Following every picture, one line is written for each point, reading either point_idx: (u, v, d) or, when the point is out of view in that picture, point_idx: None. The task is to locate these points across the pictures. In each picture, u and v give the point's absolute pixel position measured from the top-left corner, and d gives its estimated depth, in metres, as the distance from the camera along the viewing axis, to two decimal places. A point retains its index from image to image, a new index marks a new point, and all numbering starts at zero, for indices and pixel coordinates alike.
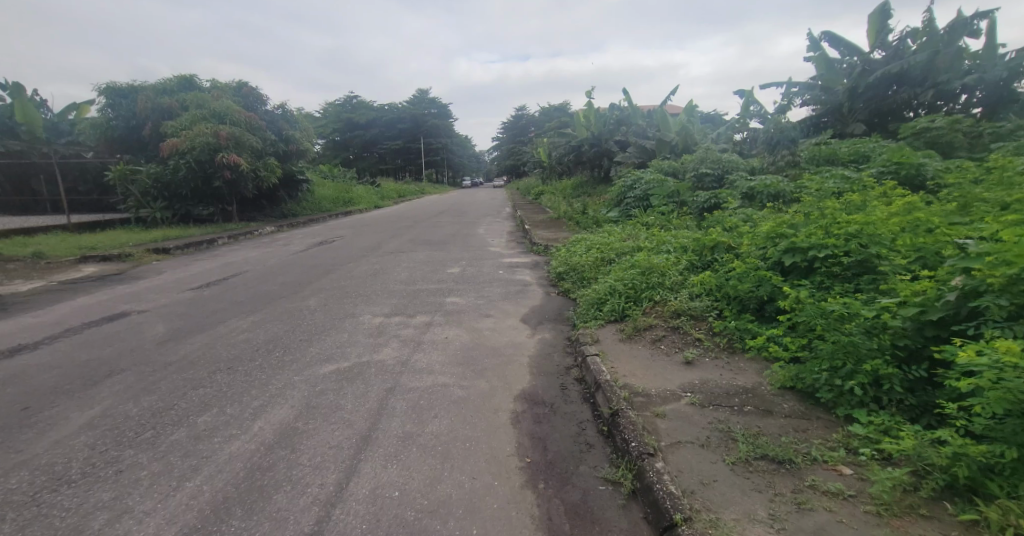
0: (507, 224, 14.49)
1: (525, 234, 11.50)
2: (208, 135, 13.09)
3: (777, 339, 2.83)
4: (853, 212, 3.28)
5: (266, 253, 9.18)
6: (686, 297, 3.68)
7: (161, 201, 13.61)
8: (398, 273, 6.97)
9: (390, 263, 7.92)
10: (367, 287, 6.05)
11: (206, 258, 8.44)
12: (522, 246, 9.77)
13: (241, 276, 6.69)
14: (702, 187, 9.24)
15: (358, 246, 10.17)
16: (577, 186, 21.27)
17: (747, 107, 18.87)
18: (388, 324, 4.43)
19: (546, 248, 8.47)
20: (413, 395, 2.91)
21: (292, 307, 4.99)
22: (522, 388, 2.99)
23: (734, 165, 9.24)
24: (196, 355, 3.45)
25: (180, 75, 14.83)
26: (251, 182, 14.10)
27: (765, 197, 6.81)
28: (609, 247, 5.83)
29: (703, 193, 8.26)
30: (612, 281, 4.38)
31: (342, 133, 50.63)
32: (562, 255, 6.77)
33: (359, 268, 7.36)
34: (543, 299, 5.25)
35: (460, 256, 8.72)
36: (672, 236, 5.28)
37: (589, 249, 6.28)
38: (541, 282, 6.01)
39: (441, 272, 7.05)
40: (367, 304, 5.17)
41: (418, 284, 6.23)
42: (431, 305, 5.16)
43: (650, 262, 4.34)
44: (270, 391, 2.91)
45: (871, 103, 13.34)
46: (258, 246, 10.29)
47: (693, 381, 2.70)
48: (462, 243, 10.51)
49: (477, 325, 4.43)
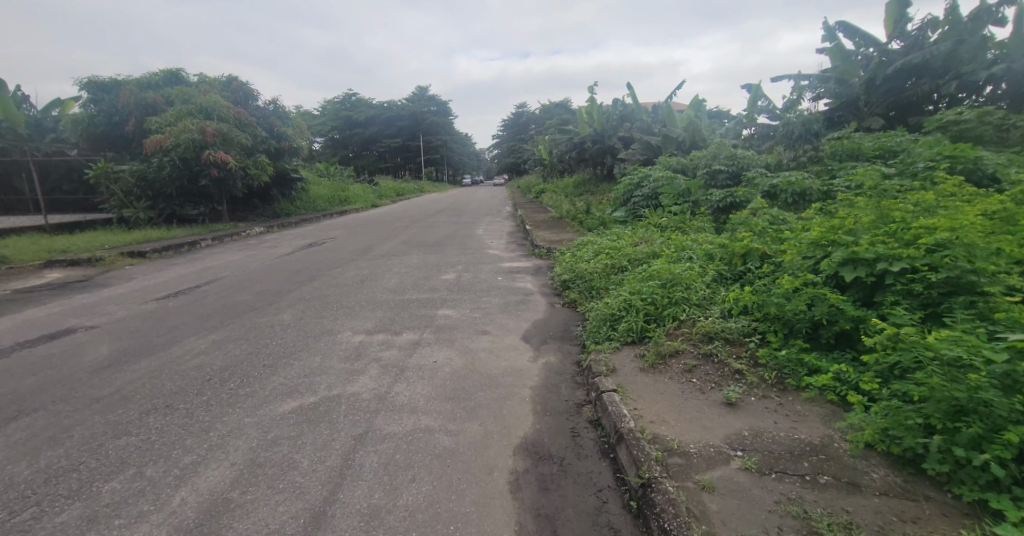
0: (507, 224, 13.94)
1: (526, 235, 10.94)
2: (195, 132, 12.57)
3: (845, 377, 2.24)
4: (929, 214, 2.69)
5: (250, 257, 8.63)
6: (718, 317, 3.10)
7: (145, 200, 13.04)
8: (387, 280, 6.39)
9: (381, 267, 7.35)
10: (352, 297, 5.47)
11: (184, 263, 7.89)
12: (523, 248, 9.20)
13: (216, 284, 6.13)
14: (715, 185, 8.69)
15: (349, 249, 9.61)
16: (579, 185, 20.67)
17: (756, 102, 18.33)
18: (369, 345, 3.86)
19: (549, 251, 7.92)
20: (388, 447, 2.33)
21: (262, 322, 4.42)
22: (523, 436, 2.42)
23: (750, 161, 8.67)
24: (131, 388, 2.88)
25: (166, 69, 14.29)
26: (240, 180, 13.57)
27: (791, 195, 6.24)
28: (621, 252, 5.27)
29: (717, 191, 7.75)
30: (627, 293, 3.82)
31: (341, 131, 50.04)
32: (568, 259, 6.20)
33: (346, 274, 6.80)
34: (546, 313, 4.68)
35: (456, 259, 8.14)
36: (693, 241, 4.71)
37: (598, 253, 5.72)
38: (544, 291, 5.44)
39: (434, 279, 6.48)
40: (348, 318, 4.60)
41: (408, 293, 5.66)
42: (420, 319, 4.60)
43: (671, 272, 3.77)
44: (209, 441, 2.33)
45: (889, 95, 12.83)
46: (243, 249, 9.73)
47: (741, 431, 2.11)
48: (459, 245, 9.94)
49: (471, 345, 3.86)
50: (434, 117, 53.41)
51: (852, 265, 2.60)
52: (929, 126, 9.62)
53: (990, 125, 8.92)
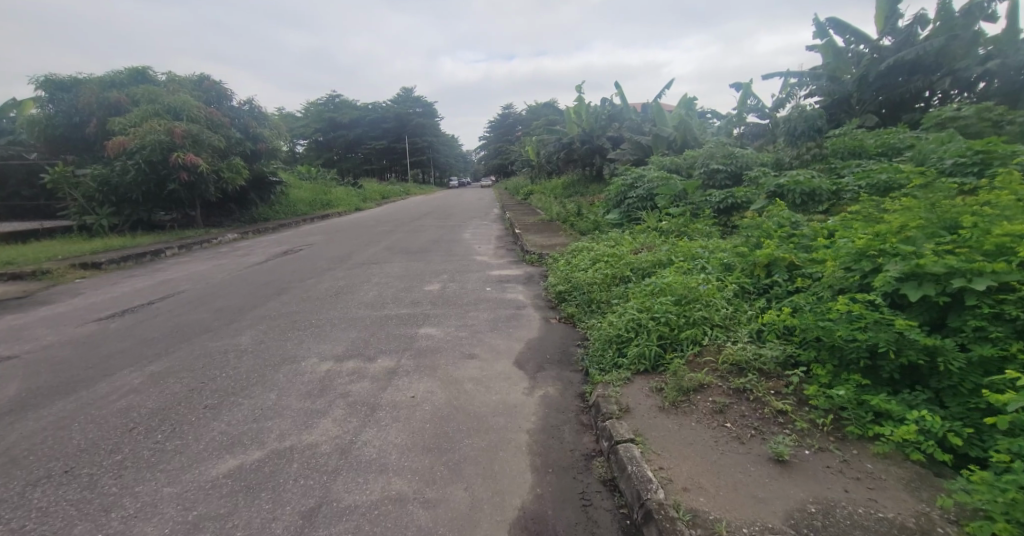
0: (494, 227, 13.46)
1: (515, 239, 10.46)
2: (161, 132, 11.88)
3: (928, 427, 1.77)
4: (1006, 221, 2.26)
5: (219, 267, 8.01)
6: (748, 342, 2.63)
7: (109, 206, 12.30)
8: (364, 293, 5.82)
9: (359, 278, 6.79)
10: (324, 314, 4.91)
11: (143, 276, 7.24)
12: (513, 254, 8.71)
13: (172, 300, 5.52)
14: (713, 185, 8.28)
15: (327, 256, 9.02)
16: (568, 186, 20.26)
17: (745, 101, 18.06)
18: (337, 375, 3.33)
19: (541, 257, 7.45)
20: (346, 529, 1.79)
21: (215, 347, 3.83)
22: (522, 508, 1.90)
23: (749, 161, 8.27)
24: (27, 446, 2.30)
25: (131, 67, 13.57)
26: (212, 184, 13.05)
27: (800, 195, 5.82)
28: (621, 259, 4.81)
29: (717, 192, 7.38)
30: (634, 310, 3.34)
31: (324, 133, 48.97)
32: (562, 267, 5.71)
33: (321, 286, 6.22)
34: (541, 331, 4.18)
35: (441, 267, 7.60)
36: (703, 248, 4.25)
37: (595, 261, 5.24)
38: (538, 305, 4.95)
39: (417, 291, 5.93)
40: (316, 340, 4.03)
41: (387, 308, 5.10)
42: (399, 340, 4.07)
43: (685, 285, 3.30)
44: (107, 527, 1.77)
45: (881, 93, 12.57)
46: (212, 258, 9.09)
47: (806, 507, 1.61)
48: (445, 250, 9.41)
49: (456, 374, 3.32)
50: (419, 118, 52.58)
51: (917, 281, 2.15)
52: (928, 123, 9.31)
53: (990, 121, 8.58)
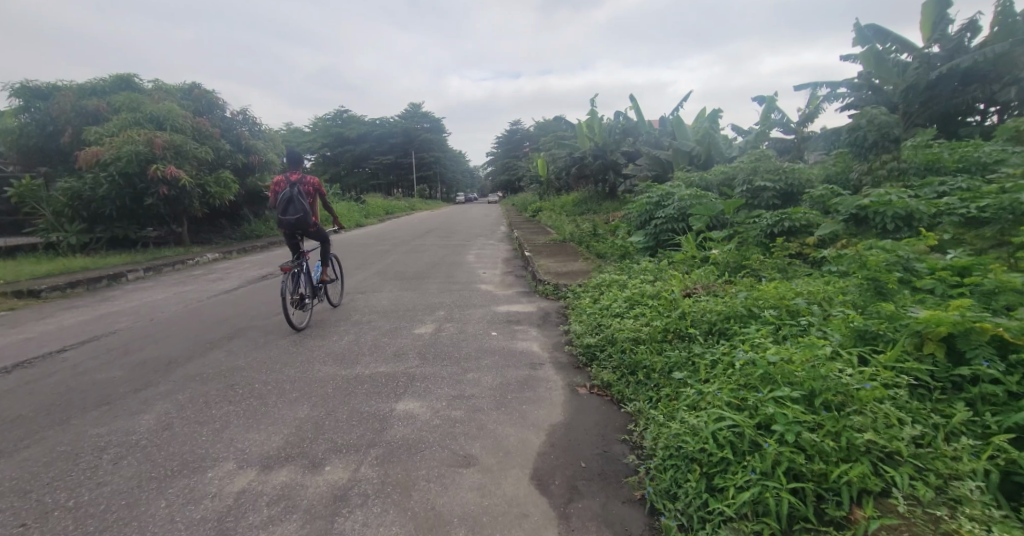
0: (501, 247, 12.36)
1: (525, 263, 9.33)
2: (140, 142, 11.10)
3: None
4: None
5: (180, 297, 6.94)
6: (996, 515, 1.34)
7: (80, 222, 11.41)
8: (337, 338, 4.63)
9: (339, 315, 5.64)
10: (276, 372, 3.69)
11: (84, 307, 6.17)
12: (522, 282, 7.57)
13: (92, 344, 4.39)
14: (758, 205, 7.12)
15: None
16: (579, 202, 19.29)
17: (770, 115, 17.00)
18: (253, 500, 2.10)
19: (557, 289, 6.29)
20: None
21: (92, 436, 2.61)
22: None
23: (805, 175, 7.06)
24: None
25: (115, 74, 13.01)
26: (196, 198, 12.19)
27: (893, 220, 4.61)
28: (674, 304, 3.62)
29: (766, 214, 6.26)
30: (724, 405, 2.10)
31: (332, 148, 49.01)
32: (588, 311, 4.54)
33: (287, 327, 5.06)
34: (570, 413, 2.94)
35: (439, 299, 6.42)
36: (801, 297, 3.01)
37: (635, 305, 4.07)
38: (559, 365, 3.74)
39: (405, 336, 4.73)
40: (247, 425, 2.81)
41: (360, 365, 3.88)
42: (366, 426, 2.83)
43: (808, 367, 2.06)
44: None
45: (930, 104, 11.39)
46: (178, 284, 8.01)
47: None
48: (446, 276, 8.28)
49: (443, 506, 2.07)
50: (427, 133, 51.97)
51: None
52: (1005, 134, 8.04)
53: None
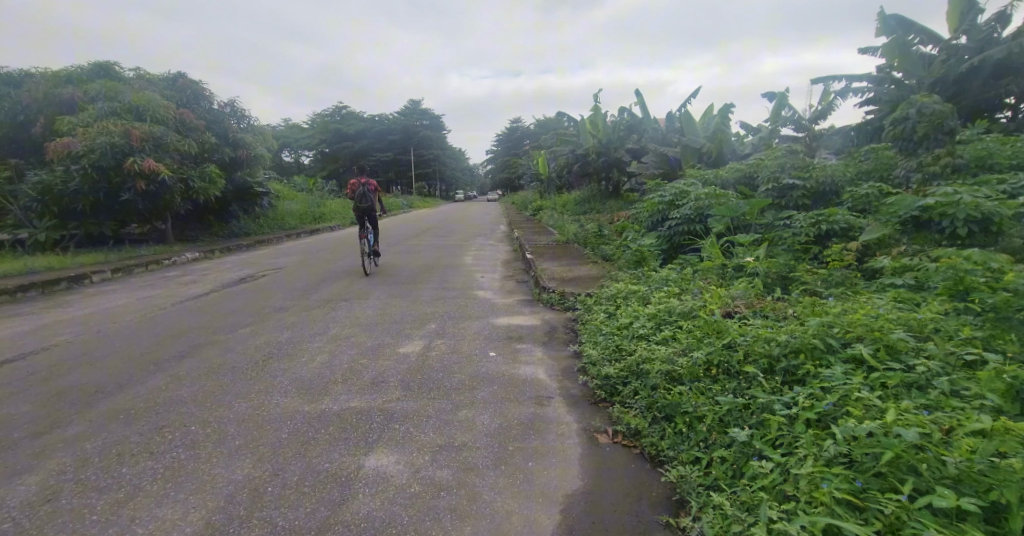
0: (501, 249, 11.69)
1: (526, 266, 8.66)
2: (116, 134, 10.40)
3: None
4: None
5: (141, 302, 6.26)
6: None
7: (50, 218, 10.70)
8: (308, 359, 3.95)
9: (315, 327, 4.94)
10: (223, 408, 2.97)
11: (29, 314, 5.48)
12: (523, 288, 6.90)
13: (11, 365, 3.70)
14: (784, 204, 6.45)
15: (291, 286, 7.26)
16: (582, 201, 18.64)
17: (781, 111, 16.34)
18: None
19: (563, 299, 5.64)
20: None
21: None
22: None
23: (838, 172, 6.37)
24: None
25: (95, 62, 12.40)
26: (177, 193, 11.46)
27: (965, 224, 3.91)
28: (715, 326, 2.93)
29: (798, 216, 5.59)
30: (836, 503, 1.40)
31: (330, 145, 48.24)
32: (603, 331, 3.85)
33: (252, 344, 4.35)
34: (593, 477, 2.24)
35: (431, 309, 5.72)
36: (896, 325, 2.29)
37: (662, 326, 3.39)
38: (571, 403, 3.04)
39: (388, 357, 4.02)
40: (161, 495, 2.10)
41: (328, 398, 3.16)
42: (320, 496, 2.12)
43: (972, 456, 1.35)
44: None
45: (959, 99, 10.70)
46: (146, 287, 7.33)
47: None
48: (441, 280, 7.61)
49: None
50: (426, 130, 51.18)
51: None
52: None
53: None
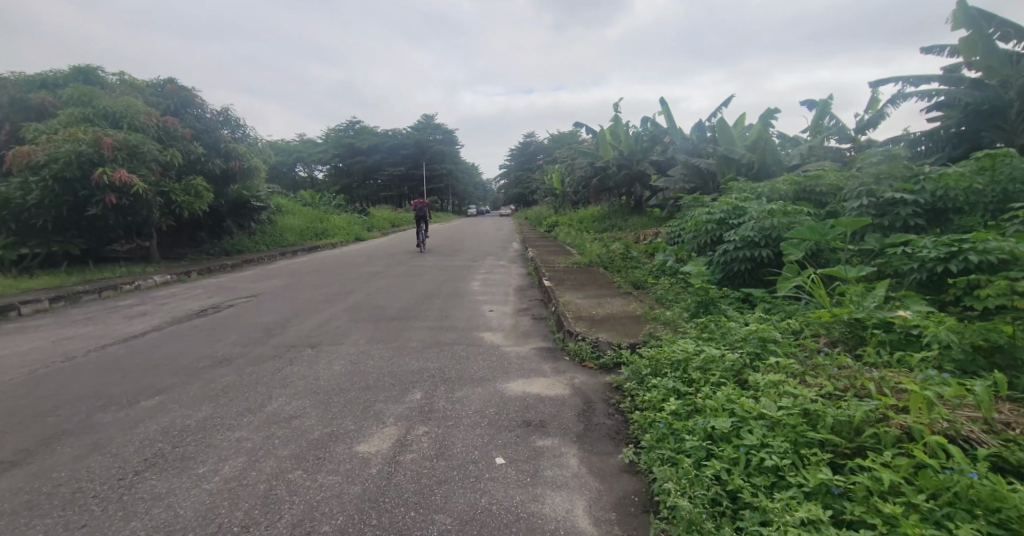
0: (514, 271, 10.26)
1: (545, 295, 7.18)
2: (84, 142, 9.23)
3: None
4: None
5: (53, 345, 4.91)
6: None
7: (11, 235, 9.60)
8: (208, 471, 2.48)
9: (251, 398, 3.47)
10: None
11: None
12: (543, 330, 5.41)
13: None
14: (885, 224, 4.90)
15: (256, 322, 5.88)
16: (602, 217, 17.22)
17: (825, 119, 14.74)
18: None
19: (599, 353, 4.13)
20: None
21: None
22: None
23: (963, 183, 4.80)
24: None
25: (74, 66, 11.42)
26: (154, 207, 10.26)
27: None
28: (961, 490, 1.45)
29: (924, 240, 4.02)
30: None
31: (343, 159, 47.76)
32: (686, 436, 2.32)
33: (140, 432, 2.88)
34: None
35: (420, 364, 4.25)
36: None
37: (805, 456, 1.87)
38: None
39: (334, 468, 2.53)
40: None
41: None
42: None
43: None
44: None
45: None
46: (83, 322, 6.03)
47: None
48: (440, 315, 6.17)
49: None
50: (439, 145, 50.78)
51: None
52: None
53: None
